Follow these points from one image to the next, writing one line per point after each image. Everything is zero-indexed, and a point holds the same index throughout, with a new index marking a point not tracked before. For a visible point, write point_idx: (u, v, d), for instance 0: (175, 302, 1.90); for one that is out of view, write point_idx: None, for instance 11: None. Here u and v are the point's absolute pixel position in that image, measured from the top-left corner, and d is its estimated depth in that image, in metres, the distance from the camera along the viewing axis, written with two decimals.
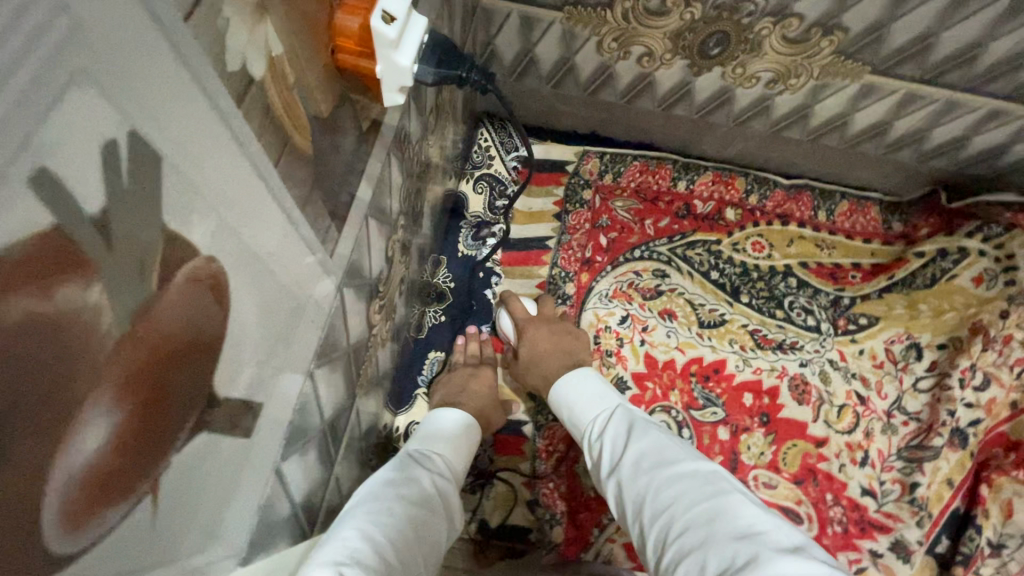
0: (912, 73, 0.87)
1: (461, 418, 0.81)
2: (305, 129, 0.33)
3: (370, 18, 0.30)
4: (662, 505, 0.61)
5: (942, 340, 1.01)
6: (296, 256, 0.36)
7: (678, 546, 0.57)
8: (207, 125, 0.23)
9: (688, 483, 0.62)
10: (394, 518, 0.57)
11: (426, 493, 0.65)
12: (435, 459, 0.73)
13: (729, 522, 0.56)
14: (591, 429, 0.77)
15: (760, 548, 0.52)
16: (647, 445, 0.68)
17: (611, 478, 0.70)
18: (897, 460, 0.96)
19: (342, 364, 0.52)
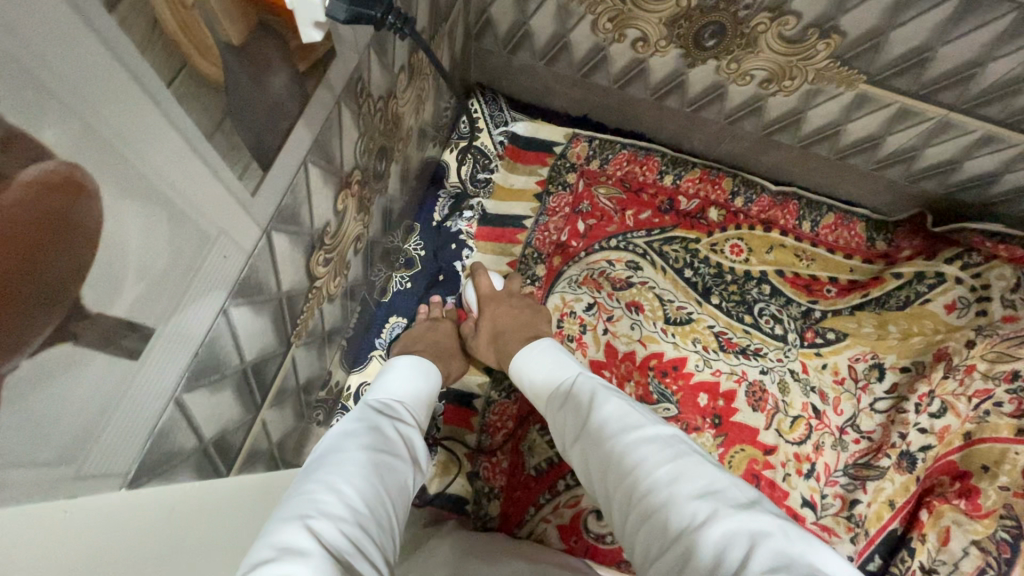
0: (907, 87, 0.85)
1: (416, 364, 0.83)
2: (213, 54, 0.32)
3: None
4: (622, 469, 0.60)
5: (906, 363, 1.01)
6: (201, 187, 0.35)
7: (639, 509, 0.56)
8: (64, 25, 0.22)
9: (648, 444, 0.60)
10: (360, 468, 0.58)
11: (387, 444, 0.65)
12: (395, 411, 0.73)
13: (688, 480, 0.56)
14: (553, 396, 0.75)
15: (719, 505, 0.52)
16: (604, 408, 0.66)
17: (572, 443, 0.68)
18: (842, 476, 0.96)
19: (268, 309, 0.52)
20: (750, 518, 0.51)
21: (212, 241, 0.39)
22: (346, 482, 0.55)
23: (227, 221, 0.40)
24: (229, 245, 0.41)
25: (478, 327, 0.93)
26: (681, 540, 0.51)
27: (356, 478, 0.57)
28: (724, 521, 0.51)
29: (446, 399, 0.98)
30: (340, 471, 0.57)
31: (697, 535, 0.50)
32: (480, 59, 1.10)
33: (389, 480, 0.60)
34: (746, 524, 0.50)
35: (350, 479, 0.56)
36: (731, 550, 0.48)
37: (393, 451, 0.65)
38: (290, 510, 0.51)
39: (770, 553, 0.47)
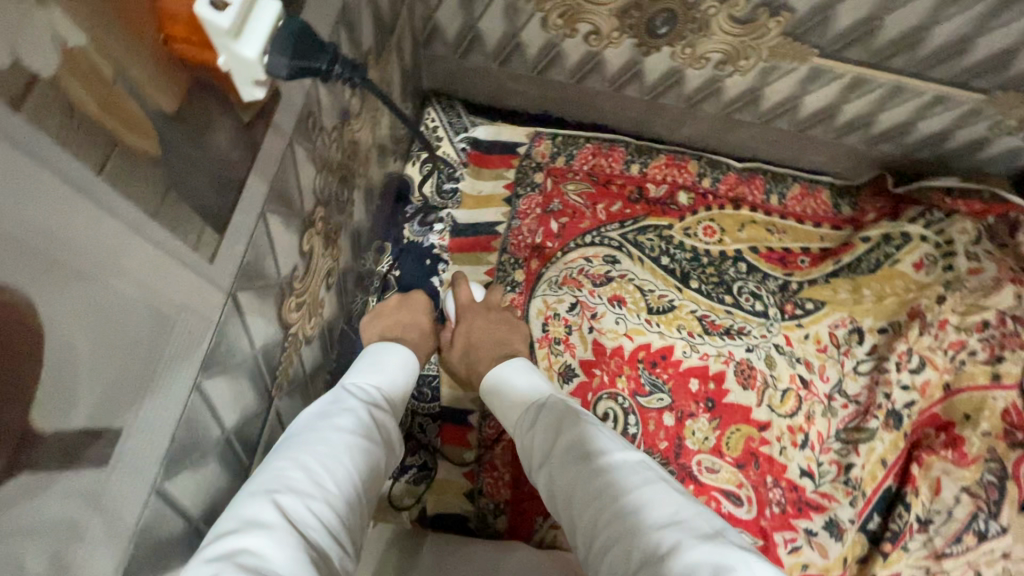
0: (859, 57, 0.86)
1: (401, 352, 0.77)
2: (146, 126, 0.29)
3: (195, 5, 0.25)
4: (589, 495, 0.59)
5: (883, 324, 1.02)
6: (151, 268, 0.32)
7: (604, 538, 0.56)
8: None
9: (616, 471, 0.60)
10: (334, 444, 0.56)
11: (366, 418, 0.62)
12: (375, 386, 0.69)
13: (653, 510, 0.55)
14: (516, 423, 0.72)
15: (683, 538, 0.52)
16: (571, 432, 0.65)
17: (539, 468, 0.66)
18: (835, 442, 0.98)
19: (243, 371, 0.49)
20: (713, 551, 0.50)
21: (172, 321, 0.36)
22: (320, 461, 0.53)
23: (186, 295, 0.37)
24: (193, 319, 0.38)
25: (454, 339, 0.91)
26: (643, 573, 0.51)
27: (331, 456, 0.55)
28: (688, 553, 0.50)
29: (439, 419, 0.94)
30: (314, 447, 0.55)
31: (661, 568, 0.50)
32: (432, 66, 1.06)
33: (367, 458, 0.58)
34: (710, 557, 0.50)
35: (324, 456, 0.54)
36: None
37: (372, 427, 0.62)
38: (263, 481, 0.51)
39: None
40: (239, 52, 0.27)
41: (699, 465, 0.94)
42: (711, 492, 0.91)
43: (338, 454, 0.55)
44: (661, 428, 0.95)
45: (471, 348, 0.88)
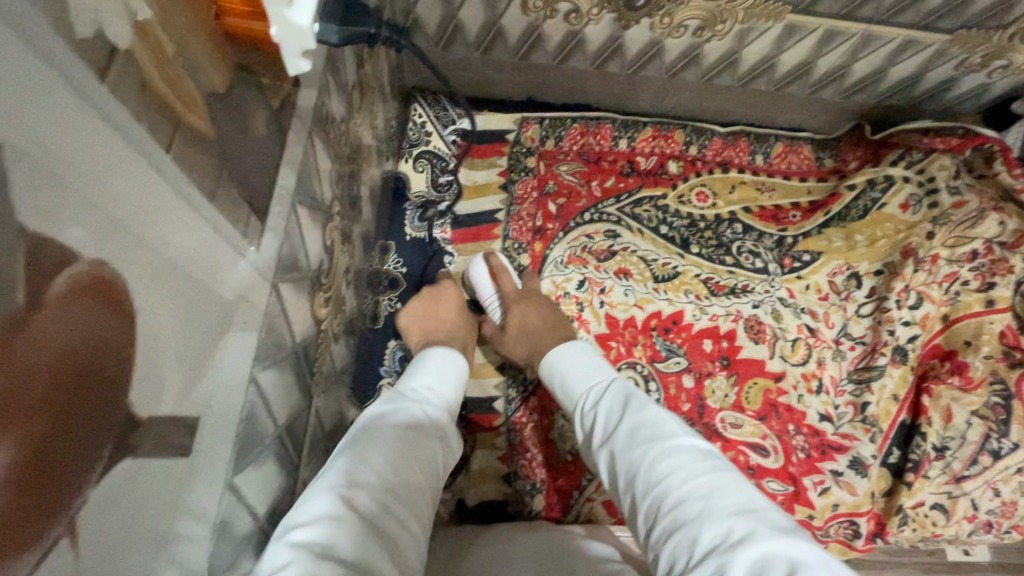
0: (830, 10, 0.89)
1: (447, 355, 0.79)
2: (200, 106, 0.29)
3: None
4: (656, 477, 0.60)
5: (878, 267, 1.06)
6: (211, 253, 0.32)
7: (670, 520, 0.56)
8: (57, 98, 0.19)
9: (682, 455, 0.61)
10: (387, 437, 0.57)
11: (416, 415, 0.63)
12: (424, 386, 0.71)
13: (724, 500, 0.55)
14: (580, 405, 0.75)
15: (757, 527, 0.51)
16: (641, 416, 0.66)
17: (603, 448, 0.68)
18: (848, 384, 1.01)
19: (289, 366, 0.49)
20: (789, 543, 0.49)
21: (232, 309, 0.35)
22: (376, 450, 0.54)
23: (241, 283, 0.37)
24: (247, 309, 0.38)
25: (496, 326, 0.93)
26: (712, 556, 0.50)
27: (385, 446, 0.56)
28: (761, 543, 0.49)
29: (467, 408, 0.95)
30: (368, 440, 0.56)
31: (732, 553, 0.49)
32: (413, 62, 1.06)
33: (420, 448, 0.59)
34: (785, 550, 0.48)
35: (379, 447, 0.55)
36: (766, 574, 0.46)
37: (421, 423, 0.63)
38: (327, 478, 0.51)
39: None
40: (292, 19, 0.28)
41: (722, 422, 0.96)
42: (738, 447, 0.94)
43: (392, 444, 0.56)
44: (682, 391, 0.97)
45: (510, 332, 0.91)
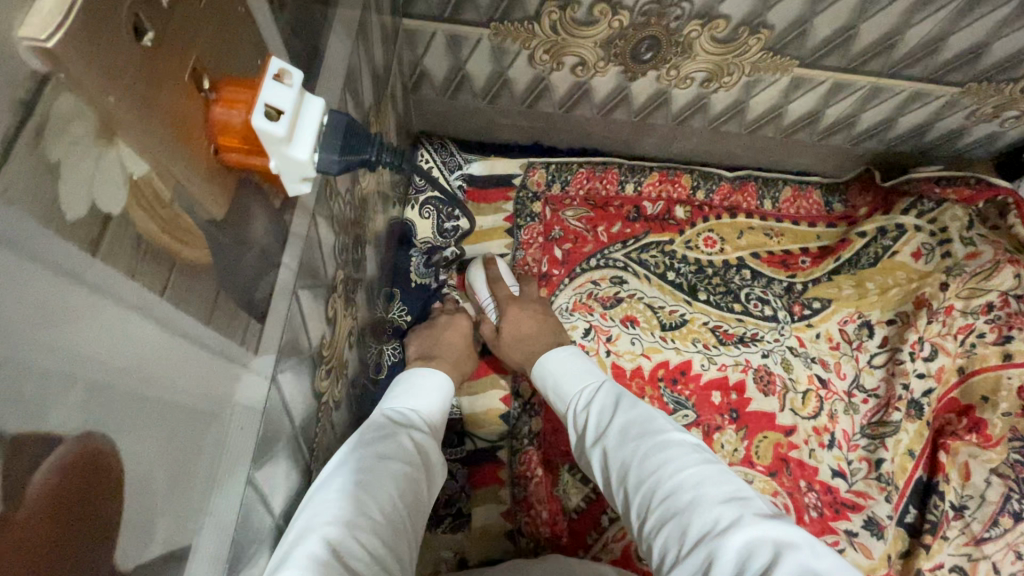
0: (837, 64, 0.89)
1: (433, 378, 0.79)
2: (198, 237, 0.28)
3: (251, 116, 0.25)
4: (647, 471, 0.62)
5: (890, 316, 1.04)
6: (206, 373, 0.31)
7: (662, 511, 0.59)
8: (41, 290, 0.19)
9: (672, 449, 0.64)
10: (379, 478, 0.57)
11: (403, 445, 0.64)
12: (416, 416, 0.71)
13: (711, 489, 0.58)
14: (574, 407, 0.77)
15: (742, 513, 0.55)
16: (633, 414, 0.69)
17: (596, 445, 0.71)
18: (861, 438, 0.99)
19: (287, 452, 0.48)
20: (773, 526, 0.53)
21: (227, 421, 0.34)
22: (366, 489, 0.55)
23: (238, 392, 0.36)
24: (245, 416, 0.37)
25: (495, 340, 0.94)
26: (701, 543, 0.54)
27: (375, 485, 0.56)
28: (747, 527, 0.53)
29: (467, 464, 0.93)
30: (358, 474, 0.56)
31: (721, 538, 0.52)
32: (420, 108, 1.07)
33: (407, 485, 0.60)
34: (770, 532, 0.52)
35: (369, 485, 0.56)
36: (753, 557, 0.50)
37: (409, 455, 0.64)
38: (311, 512, 0.50)
39: (793, 559, 0.49)
40: (293, 157, 0.28)
41: None
42: None
43: (381, 482, 0.57)
44: None
45: (511, 354, 0.91)
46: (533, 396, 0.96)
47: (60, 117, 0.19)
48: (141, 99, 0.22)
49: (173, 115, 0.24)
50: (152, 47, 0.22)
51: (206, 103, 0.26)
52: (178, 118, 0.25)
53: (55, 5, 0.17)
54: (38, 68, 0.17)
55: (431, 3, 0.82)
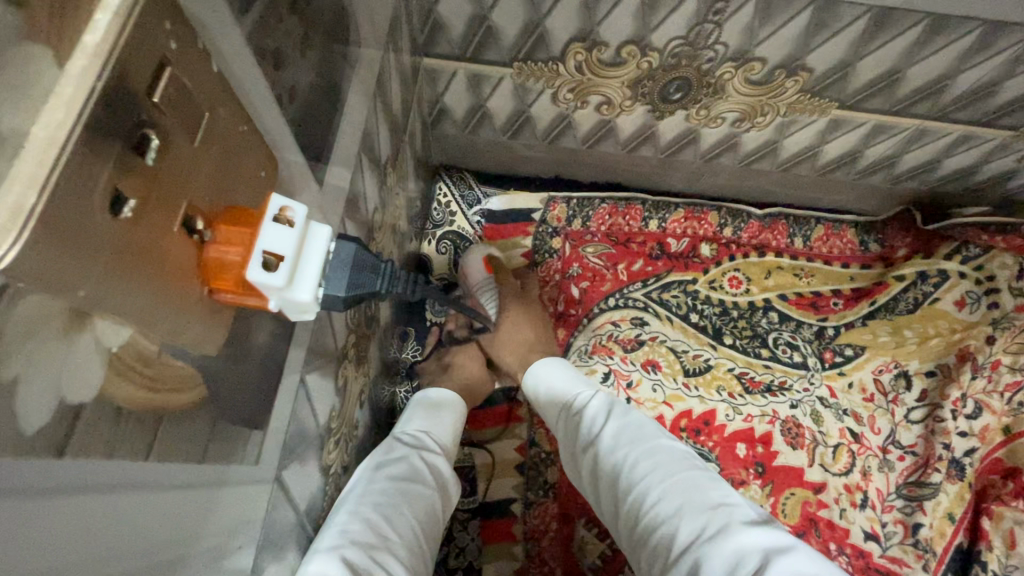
0: (881, 106, 0.84)
1: (451, 399, 0.76)
2: (189, 377, 0.26)
3: (250, 270, 0.25)
4: (639, 476, 0.59)
5: (930, 367, 0.99)
6: (201, 512, 0.29)
7: (653, 516, 0.56)
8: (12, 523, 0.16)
9: (662, 455, 0.60)
10: (393, 498, 0.56)
11: (419, 470, 0.62)
12: (429, 430, 0.69)
13: (700, 492, 0.55)
14: (564, 411, 0.73)
15: (731, 517, 0.51)
16: (624, 422, 0.65)
17: (590, 451, 0.67)
18: (897, 499, 0.93)
19: (291, 540, 0.46)
20: (762, 531, 0.49)
21: (223, 547, 0.32)
22: (379, 505, 0.54)
23: (236, 513, 0.33)
24: (242, 533, 0.35)
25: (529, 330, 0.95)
26: (689, 552, 0.51)
27: (392, 511, 0.54)
28: (733, 534, 0.49)
29: (479, 514, 0.88)
30: (376, 503, 0.54)
31: (709, 543, 0.50)
32: (440, 142, 1.05)
33: (421, 508, 0.58)
34: (760, 538, 0.49)
35: (388, 512, 0.54)
36: (740, 564, 0.47)
37: (426, 479, 0.61)
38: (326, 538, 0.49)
39: (779, 565, 0.45)
40: (295, 299, 0.28)
41: None
42: None
43: (400, 509, 0.55)
44: None
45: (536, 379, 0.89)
46: (549, 446, 0.92)
47: (21, 322, 0.16)
48: (122, 268, 0.19)
49: (162, 271, 0.21)
50: (131, 214, 0.19)
51: (199, 243, 0.24)
52: (168, 269, 0.22)
53: (9, 215, 0.15)
54: None
55: (453, 43, 0.79)
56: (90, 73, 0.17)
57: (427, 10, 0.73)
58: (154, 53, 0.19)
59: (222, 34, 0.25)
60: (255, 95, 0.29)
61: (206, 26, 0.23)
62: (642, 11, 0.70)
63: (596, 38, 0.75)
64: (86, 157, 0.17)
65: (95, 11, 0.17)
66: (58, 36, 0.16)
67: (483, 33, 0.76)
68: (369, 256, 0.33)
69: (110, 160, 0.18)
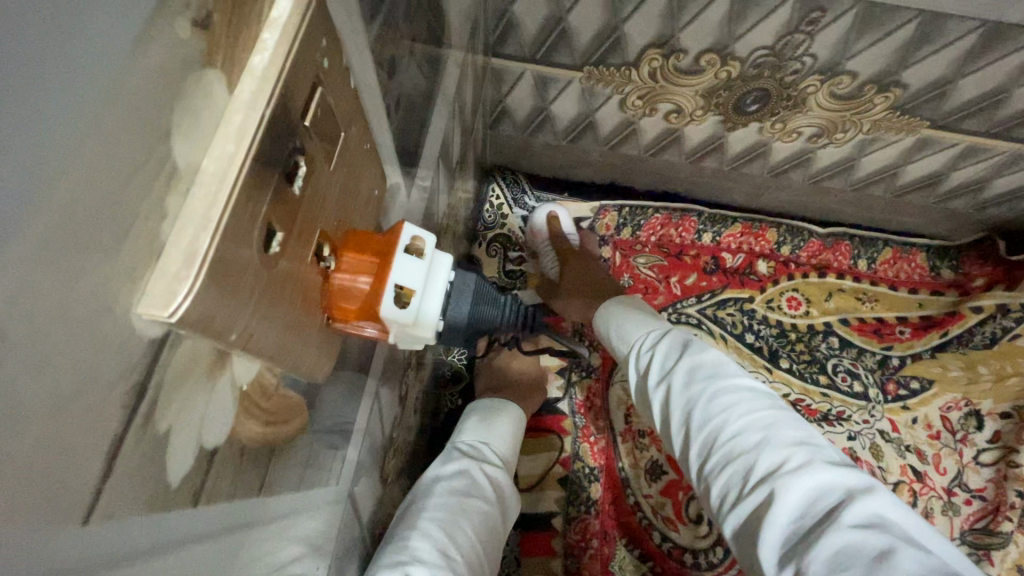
0: (976, 128, 0.78)
1: (506, 407, 0.74)
2: (296, 409, 0.25)
3: (383, 306, 0.24)
4: (714, 409, 0.48)
5: (1005, 408, 0.93)
6: (288, 540, 0.28)
7: (725, 451, 0.46)
8: None
9: (739, 388, 0.49)
10: (451, 515, 0.54)
11: (478, 482, 0.60)
12: (486, 442, 0.67)
13: (782, 430, 0.46)
14: (638, 346, 0.61)
15: (816, 454, 0.43)
16: (702, 351, 0.53)
17: (658, 384, 0.55)
18: (961, 545, 0.86)
19: (354, 551, 0.45)
20: (848, 472, 0.42)
21: (304, 574, 0.31)
22: (437, 521, 0.52)
23: (313, 536, 0.32)
24: (315, 556, 0.33)
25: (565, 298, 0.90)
26: (765, 485, 0.42)
27: (452, 526, 0.53)
28: (818, 471, 0.41)
29: (519, 526, 0.86)
30: (436, 517, 0.53)
31: (791, 477, 0.41)
32: (496, 143, 1.02)
33: (482, 524, 0.56)
34: (844, 478, 0.41)
35: (448, 527, 0.52)
36: (824, 504, 0.40)
37: (485, 493, 0.59)
38: (386, 555, 0.48)
39: (868, 507, 0.38)
40: (418, 334, 0.26)
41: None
42: None
43: (459, 524, 0.54)
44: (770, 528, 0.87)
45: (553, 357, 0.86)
46: (593, 462, 0.90)
47: (176, 371, 0.15)
48: (269, 302, 0.18)
49: (295, 302, 0.20)
50: (278, 248, 0.18)
51: (326, 272, 0.22)
52: (302, 299, 0.20)
53: (184, 260, 0.13)
54: (157, 331, 0.14)
55: (524, 44, 0.77)
56: (260, 98, 0.15)
57: (502, 10, 0.71)
58: (311, 72, 0.18)
59: (354, 44, 0.23)
60: (371, 107, 0.28)
61: (344, 40, 0.22)
62: (730, 18, 0.66)
63: (675, 45, 0.72)
64: (254, 185, 0.15)
65: (263, 28, 0.16)
66: (232, 56, 0.15)
67: (557, 36, 0.74)
68: (492, 290, 0.34)
69: (269, 191, 0.16)
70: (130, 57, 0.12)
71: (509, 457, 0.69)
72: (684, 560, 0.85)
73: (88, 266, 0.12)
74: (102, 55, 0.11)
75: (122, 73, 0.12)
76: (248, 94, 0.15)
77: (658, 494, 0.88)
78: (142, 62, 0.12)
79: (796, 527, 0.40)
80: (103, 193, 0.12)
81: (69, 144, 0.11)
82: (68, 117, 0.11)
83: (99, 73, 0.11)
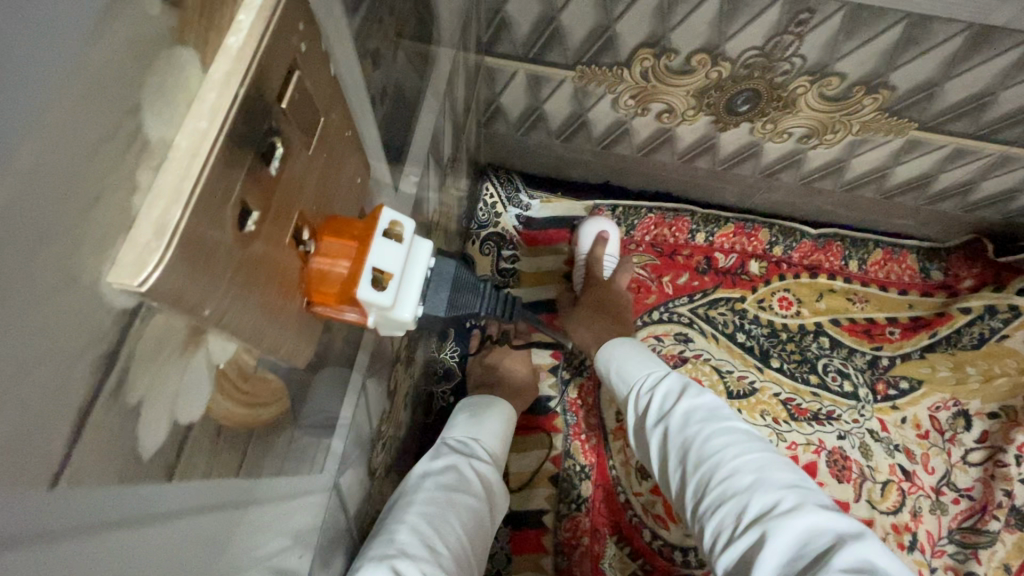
0: (963, 129, 0.79)
1: (497, 403, 0.74)
2: (277, 392, 0.25)
3: (360, 289, 0.24)
4: (709, 450, 0.49)
5: (993, 408, 0.93)
6: (270, 525, 0.28)
7: (718, 492, 0.47)
8: (122, 554, 0.15)
9: (735, 432, 0.50)
10: (439, 509, 0.54)
11: (467, 478, 0.60)
12: (476, 437, 0.67)
13: (775, 474, 0.46)
14: (639, 387, 0.62)
15: (808, 499, 0.43)
16: (700, 396, 0.54)
17: (656, 425, 0.56)
18: (948, 544, 0.87)
19: (340, 542, 0.45)
20: (841, 518, 0.42)
21: (287, 560, 0.31)
22: (424, 515, 0.52)
23: (297, 523, 0.33)
24: (299, 545, 0.33)
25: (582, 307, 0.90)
26: (756, 526, 0.43)
27: (440, 520, 0.53)
28: (809, 514, 0.41)
29: (510, 524, 0.86)
30: (423, 512, 0.53)
31: (781, 519, 0.41)
32: (491, 141, 1.03)
33: (470, 519, 0.56)
34: (836, 522, 0.41)
35: (435, 521, 0.52)
36: (815, 546, 0.40)
37: (474, 489, 0.59)
38: (373, 549, 0.48)
39: (859, 551, 0.38)
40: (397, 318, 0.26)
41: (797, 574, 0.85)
42: None
43: (447, 519, 0.54)
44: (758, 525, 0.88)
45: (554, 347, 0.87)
46: (583, 459, 0.91)
47: (148, 344, 0.15)
48: (244, 281, 0.18)
49: (272, 283, 0.20)
50: (253, 227, 0.18)
51: (304, 255, 0.22)
52: (280, 281, 0.21)
53: (154, 232, 0.14)
54: (128, 302, 0.14)
55: (517, 42, 0.77)
56: (233, 77, 0.15)
57: (495, 9, 0.72)
58: (287, 55, 0.18)
59: (336, 32, 0.24)
60: (355, 95, 0.28)
61: (325, 27, 0.22)
62: (720, 19, 0.67)
63: (666, 45, 0.72)
64: (227, 163, 0.16)
65: (237, 10, 0.16)
66: (205, 36, 0.15)
67: (549, 34, 0.74)
68: (472, 275, 0.33)
69: (243, 170, 0.17)
70: (99, 30, 0.12)
71: (499, 453, 0.69)
72: (674, 558, 0.85)
73: (56, 234, 0.12)
74: (71, 26, 0.11)
75: (92, 46, 0.12)
76: (220, 73, 0.15)
77: (649, 492, 0.88)
78: (111, 35, 0.13)
79: (785, 570, 0.40)
80: (71, 161, 0.12)
81: (36, 111, 0.11)
82: (36, 86, 0.11)
83: (68, 45, 0.11)
